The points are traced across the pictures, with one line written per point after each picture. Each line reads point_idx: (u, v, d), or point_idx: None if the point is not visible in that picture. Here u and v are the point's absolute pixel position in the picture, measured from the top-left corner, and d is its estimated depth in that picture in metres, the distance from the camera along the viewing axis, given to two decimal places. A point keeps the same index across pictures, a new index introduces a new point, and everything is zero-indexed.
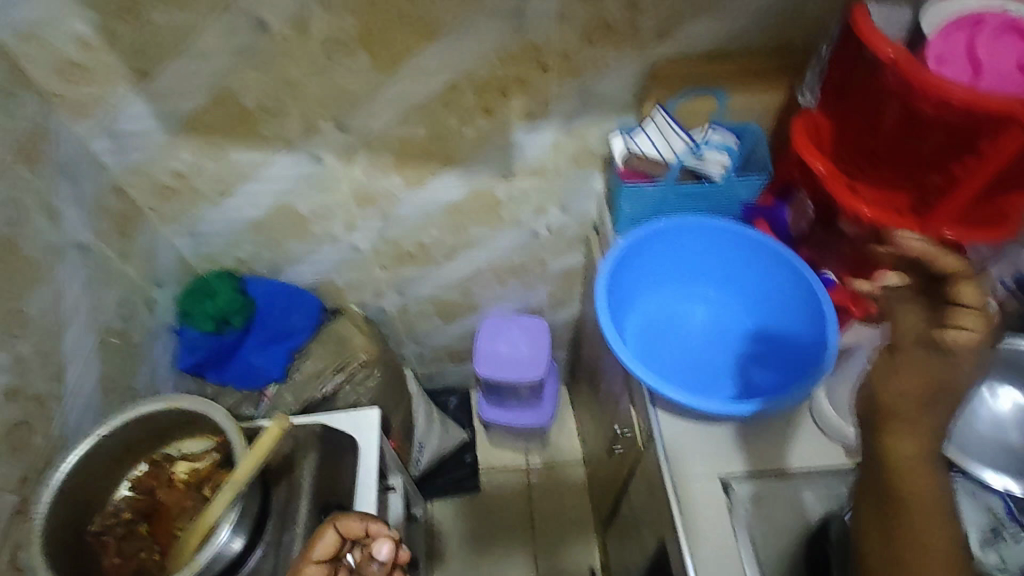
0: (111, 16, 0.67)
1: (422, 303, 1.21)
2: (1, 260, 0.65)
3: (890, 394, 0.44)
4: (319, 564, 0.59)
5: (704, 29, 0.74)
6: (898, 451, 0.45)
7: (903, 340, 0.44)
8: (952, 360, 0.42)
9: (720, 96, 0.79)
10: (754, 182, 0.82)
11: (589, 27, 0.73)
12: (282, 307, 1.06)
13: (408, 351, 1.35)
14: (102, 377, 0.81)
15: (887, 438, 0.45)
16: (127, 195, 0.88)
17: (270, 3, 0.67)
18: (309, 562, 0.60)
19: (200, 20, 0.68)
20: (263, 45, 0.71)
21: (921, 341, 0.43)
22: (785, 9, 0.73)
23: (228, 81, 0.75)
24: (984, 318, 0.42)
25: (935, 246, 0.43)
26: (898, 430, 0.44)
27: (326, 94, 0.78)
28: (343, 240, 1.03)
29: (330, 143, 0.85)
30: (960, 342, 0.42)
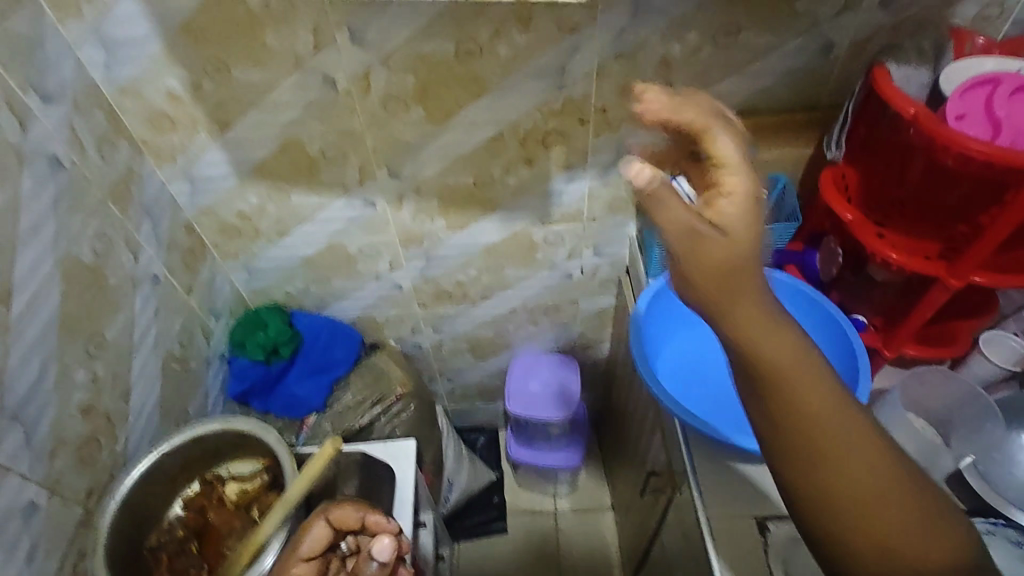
0: (201, 75, 0.75)
1: (457, 341, 1.25)
2: (88, 289, 0.72)
3: (710, 268, 0.40)
4: (308, 560, 0.64)
5: (733, 88, 0.80)
6: (803, 394, 0.45)
7: (676, 230, 0.39)
8: (696, 230, 0.39)
9: (750, 150, 0.82)
10: (783, 228, 0.85)
11: (626, 86, 0.79)
12: (326, 341, 1.11)
13: (441, 387, 1.39)
14: (162, 400, 0.86)
15: (740, 324, 0.43)
16: (195, 232, 0.96)
17: (339, 64, 0.75)
18: (298, 560, 0.64)
19: (277, 78, 0.76)
20: (331, 100, 0.79)
21: (689, 227, 0.39)
22: (811, 69, 0.78)
23: (296, 132, 0.83)
24: (737, 169, 0.41)
25: (679, 102, 0.43)
26: (783, 362, 0.44)
27: (382, 144, 0.85)
28: (386, 277, 1.08)
29: (381, 188, 0.91)
30: (723, 208, 0.40)
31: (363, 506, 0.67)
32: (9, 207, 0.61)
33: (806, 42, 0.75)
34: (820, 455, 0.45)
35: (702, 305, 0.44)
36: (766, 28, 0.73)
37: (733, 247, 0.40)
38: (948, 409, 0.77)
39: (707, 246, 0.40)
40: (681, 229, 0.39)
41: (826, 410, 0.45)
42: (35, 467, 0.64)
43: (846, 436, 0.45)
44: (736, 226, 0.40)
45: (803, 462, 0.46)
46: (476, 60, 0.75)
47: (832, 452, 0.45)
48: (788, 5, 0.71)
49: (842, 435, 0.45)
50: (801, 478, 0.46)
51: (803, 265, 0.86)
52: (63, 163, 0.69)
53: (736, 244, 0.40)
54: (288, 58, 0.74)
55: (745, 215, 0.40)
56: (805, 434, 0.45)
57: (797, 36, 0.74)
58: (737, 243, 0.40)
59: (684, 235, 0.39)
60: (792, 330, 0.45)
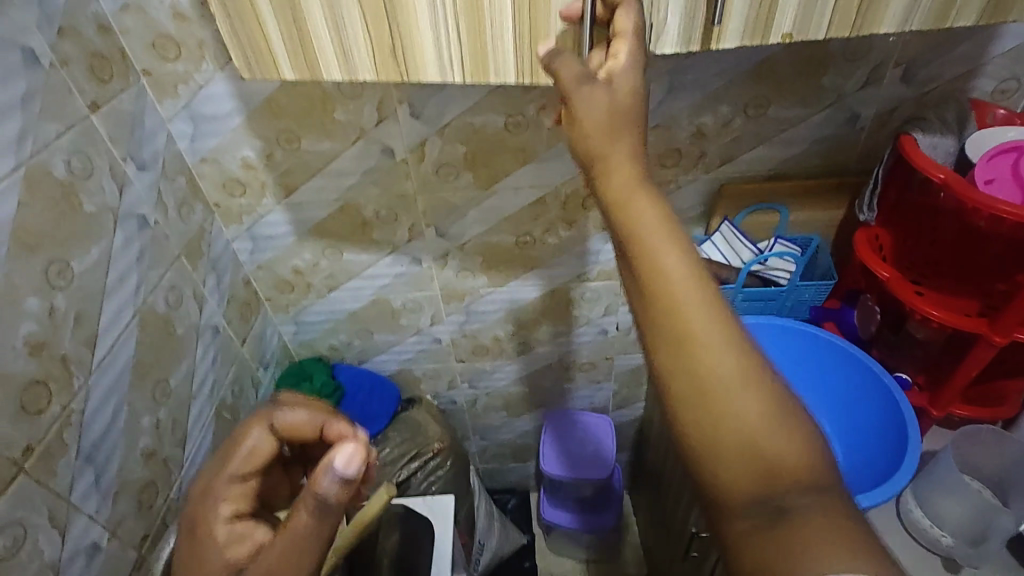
0: (274, 145, 0.83)
1: (491, 397, 1.26)
2: (160, 339, 0.77)
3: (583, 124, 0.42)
4: (247, 480, 0.57)
5: (764, 155, 0.84)
6: (655, 252, 0.40)
7: (570, 86, 0.43)
8: (587, 81, 0.43)
9: (783, 211, 0.87)
10: (821, 287, 0.86)
11: (662, 153, 0.84)
12: (366, 392, 1.14)
13: (473, 445, 1.39)
14: (213, 449, 0.89)
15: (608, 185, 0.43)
16: (253, 287, 1.01)
17: (399, 135, 0.82)
18: (231, 480, 0.57)
19: (342, 147, 0.83)
20: (388, 166, 0.86)
21: (581, 79, 0.43)
22: (839, 138, 0.83)
23: (354, 196, 0.89)
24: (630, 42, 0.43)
25: None
26: (649, 227, 0.41)
27: (432, 205, 0.91)
28: (427, 332, 1.12)
29: (429, 247, 0.97)
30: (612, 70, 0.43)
31: (321, 413, 0.61)
32: (103, 261, 0.67)
33: (832, 112, 0.80)
34: (686, 346, 0.38)
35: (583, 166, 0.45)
36: (794, 100, 0.79)
37: (621, 104, 0.43)
38: (1003, 471, 0.76)
39: (598, 102, 0.42)
40: (577, 75, 0.43)
41: (704, 296, 0.39)
42: (100, 508, 0.66)
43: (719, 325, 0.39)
44: (620, 82, 0.43)
45: (677, 358, 0.38)
46: (522, 131, 0.82)
47: (696, 335, 0.38)
48: (814, 80, 0.76)
49: (708, 320, 0.38)
50: (680, 412, 0.39)
51: (840, 322, 0.88)
52: (149, 222, 0.76)
53: (627, 98, 0.43)
54: (353, 129, 0.81)
55: (635, 87, 0.43)
56: (673, 313, 0.39)
57: (823, 107, 0.79)
58: (622, 97, 0.43)
59: (581, 79, 0.43)
60: (655, 191, 0.43)
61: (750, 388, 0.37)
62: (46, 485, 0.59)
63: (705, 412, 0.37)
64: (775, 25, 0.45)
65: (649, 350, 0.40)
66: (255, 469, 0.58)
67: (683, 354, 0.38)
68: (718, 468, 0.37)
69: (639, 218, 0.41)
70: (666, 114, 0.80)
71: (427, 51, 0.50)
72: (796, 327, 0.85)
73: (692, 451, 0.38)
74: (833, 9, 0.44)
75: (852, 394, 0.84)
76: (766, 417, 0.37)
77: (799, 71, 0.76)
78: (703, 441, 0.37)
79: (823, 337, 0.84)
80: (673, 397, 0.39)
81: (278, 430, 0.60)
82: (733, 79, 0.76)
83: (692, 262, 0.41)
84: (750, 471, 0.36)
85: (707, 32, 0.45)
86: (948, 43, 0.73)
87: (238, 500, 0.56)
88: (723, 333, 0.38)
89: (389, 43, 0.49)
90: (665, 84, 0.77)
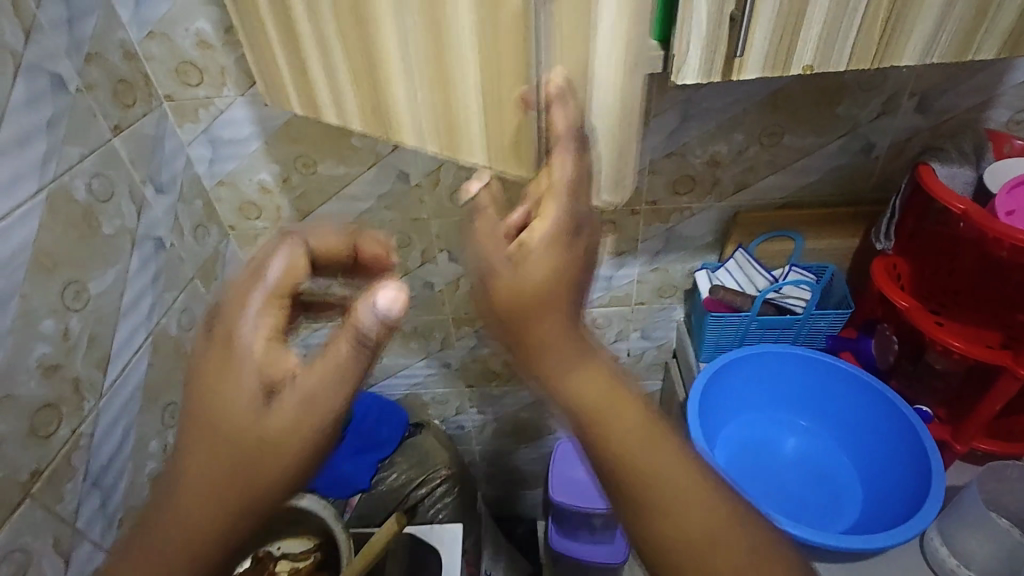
0: (290, 170, 0.84)
1: (500, 422, 1.25)
2: (170, 361, 0.77)
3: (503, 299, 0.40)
4: (280, 296, 0.45)
5: (778, 183, 0.84)
6: (607, 425, 0.41)
7: (488, 264, 0.40)
8: (493, 262, 0.40)
9: (798, 239, 0.86)
10: (838, 316, 0.85)
11: (676, 181, 0.84)
12: (375, 418, 1.13)
13: (480, 471, 1.37)
14: None
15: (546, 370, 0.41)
16: None
17: (414, 160, 0.83)
18: (259, 292, 0.44)
19: (357, 171, 0.84)
20: (402, 191, 0.86)
21: (497, 254, 0.40)
22: (853, 167, 0.83)
23: (368, 220, 0.90)
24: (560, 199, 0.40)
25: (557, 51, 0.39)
26: (595, 400, 0.41)
27: (445, 230, 0.91)
28: (437, 356, 1.11)
29: (440, 271, 0.97)
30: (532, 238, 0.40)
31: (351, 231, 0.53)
32: (118, 283, 0.67)
33: (847, 142, 0.80)
34: (662, 511, 0.41)
35: (505, 342, 0.42)
36: (809, 130, 0.79)
37: (551, 276, 0.40)
38: None
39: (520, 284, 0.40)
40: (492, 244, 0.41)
41: (665, 454, 0.41)
42: (104, 535, 0.65)
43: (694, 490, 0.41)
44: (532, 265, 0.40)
45: (656, 531, 0.41)
46: None
47: (673, 504, 0.40)
48: (829, 109, 0.77)
49: (670, 480, 0.41)
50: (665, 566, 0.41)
51: (859, 352, 0.87)
52: (164, 245, 0.76)
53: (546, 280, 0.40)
54: (369, 154, 0.82)
55: (553, 269, 0.40)
56: (640, 481, 0.41)
57: (837, 136, 0.79)
58: (538, 270, 0.40)
59: (494, 259, 0.40)
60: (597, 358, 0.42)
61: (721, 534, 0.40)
62: (52, 510, 0.58)
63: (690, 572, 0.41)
64: (796, 56, 0.45)
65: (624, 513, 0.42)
66: (290, 292, 0.46)
67: (661, 520, 0.41)
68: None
69: (607, 392, 0.42)
70: (680, 142, 0.80)
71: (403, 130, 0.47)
72: (814, 356, 0.85)
73: None
74: (854, 41, 0.44)
75: (869, 426, 0.83)
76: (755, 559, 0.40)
77: (813, 101, 0.76)
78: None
79: (839, 366, 0.84)
80: (651, 561, 0.42)
81: (315, 245, 0.50)
82: (748, 109, 0.77)
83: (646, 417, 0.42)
84: None
85: (728, 63, 0.45)
86: (963, 74, 0.73)
87: (275, 317, 0.45)
88: (698, 498, 0.41)
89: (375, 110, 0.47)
90: (679, 112, 0.77)
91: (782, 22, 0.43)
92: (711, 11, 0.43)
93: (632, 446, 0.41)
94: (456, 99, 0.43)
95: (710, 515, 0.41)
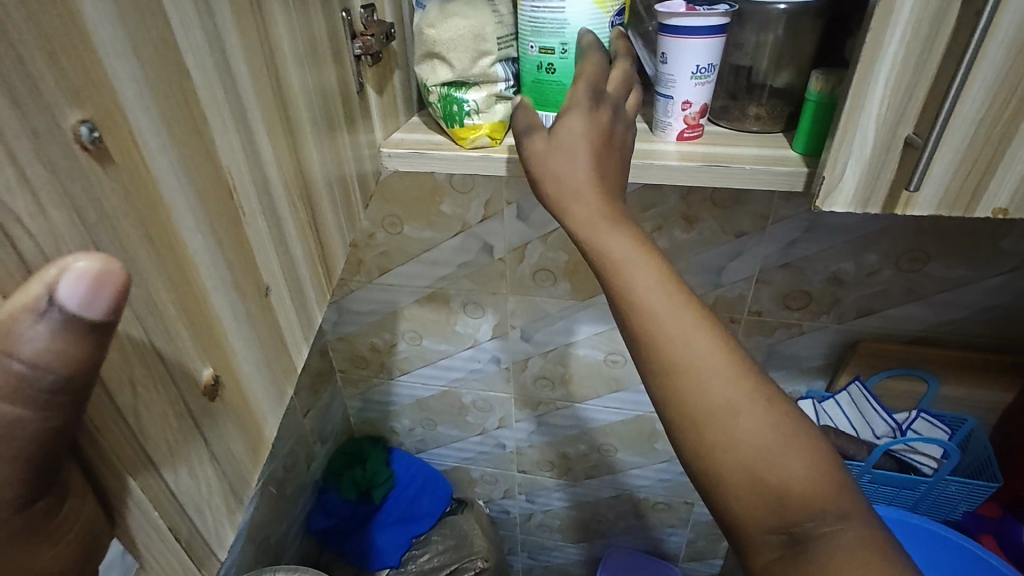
0: (377, 227, 0.80)
1: (549, 516, 1.14)
2: None
3: None
4: None
5: (916, 313, 0.71)
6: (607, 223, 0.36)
7: None
8: None
9: (932, 382, 0.73)
10: (980, 490, 0.68)
11: (787, 293, 0.73)
12: (417, 489, 1.08)
13: (518, 560, 1.27)
14: (251, 524, 0.84)
15: None
16: (328, 356, 0.98)
17: (502, 234, 0.78)
18: None
19: (441, 237, 0.80)
20: (484, 264, 0.81)
21: None
22: (1015, 311, 0.69)
23: (444, 286, 0.85)
24: None
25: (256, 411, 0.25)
26: (572, 176, 0.38)
27: (522, 307, 0.85)
28: (492, 435, 1.03)
29: (510, 348, 0.90)
30: None
31: None
32: None
33: (1010, 280, 0.66)
34: (645, 316, 0.33)
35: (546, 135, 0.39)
36: (960, 260, 0.66)
37: None
38: None
39: (534, 162, 0.39)
40: None
41: (691, 316, 0.33)
42: None
43: (672, 305, 0.34)
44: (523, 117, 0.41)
45: (633, 329, 0.34)
46: None
47: (657, 334, 0.33)
48: (991, 242, 0.64)
49: (687, 323, 0.33)
50: (686, 354, 0.32)
51: (1002, 538, 0.73)
52: None
53: (578, 141, 0.38)
54: (456, 222, 0.78)
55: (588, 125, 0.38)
56: (621, 280, 0.35)
57: (999, 273, 0.66)
58: None
59: None
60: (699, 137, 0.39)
61: (724, 366, 0.32)
62: None
63: (674, 399, 0.32)
64: (986, 197, 0.36)
65: (622, 290, 0.35)
66: None
67: (662, 375, 0.33)
68: (726, 499, 0.31)
69: (597, 216, 0.37)
70: (798, 255, 0.70)
71: (341, 251, 0.34)
72: (962, 541, 0.67)
73: (697, 419, 0.32)
74: None
75: None
76: (756, 426, 0.31)
77: (974, 228, 0.63)
78: (707, 470, 0.31)
79: (993, 562, 0.65)
80: (675, 430, 0.33)
81: None
82: (889, 229, 0.66)
83: (651, 254, 0.36)
84: (750, 418, 0.31)
85: (893, 193, 0.37)
86: None
87: None
88: (705, 330, 0.33)
89: (342, 179, 0.35)
90: (802, 223, 0.67)
91: (973, 155, 0.35)
92: (882, 131, 0.35)
93: (626, 281, 0.34)
94: (139, 171, 0.18)
95: (716, 357, 0.32)
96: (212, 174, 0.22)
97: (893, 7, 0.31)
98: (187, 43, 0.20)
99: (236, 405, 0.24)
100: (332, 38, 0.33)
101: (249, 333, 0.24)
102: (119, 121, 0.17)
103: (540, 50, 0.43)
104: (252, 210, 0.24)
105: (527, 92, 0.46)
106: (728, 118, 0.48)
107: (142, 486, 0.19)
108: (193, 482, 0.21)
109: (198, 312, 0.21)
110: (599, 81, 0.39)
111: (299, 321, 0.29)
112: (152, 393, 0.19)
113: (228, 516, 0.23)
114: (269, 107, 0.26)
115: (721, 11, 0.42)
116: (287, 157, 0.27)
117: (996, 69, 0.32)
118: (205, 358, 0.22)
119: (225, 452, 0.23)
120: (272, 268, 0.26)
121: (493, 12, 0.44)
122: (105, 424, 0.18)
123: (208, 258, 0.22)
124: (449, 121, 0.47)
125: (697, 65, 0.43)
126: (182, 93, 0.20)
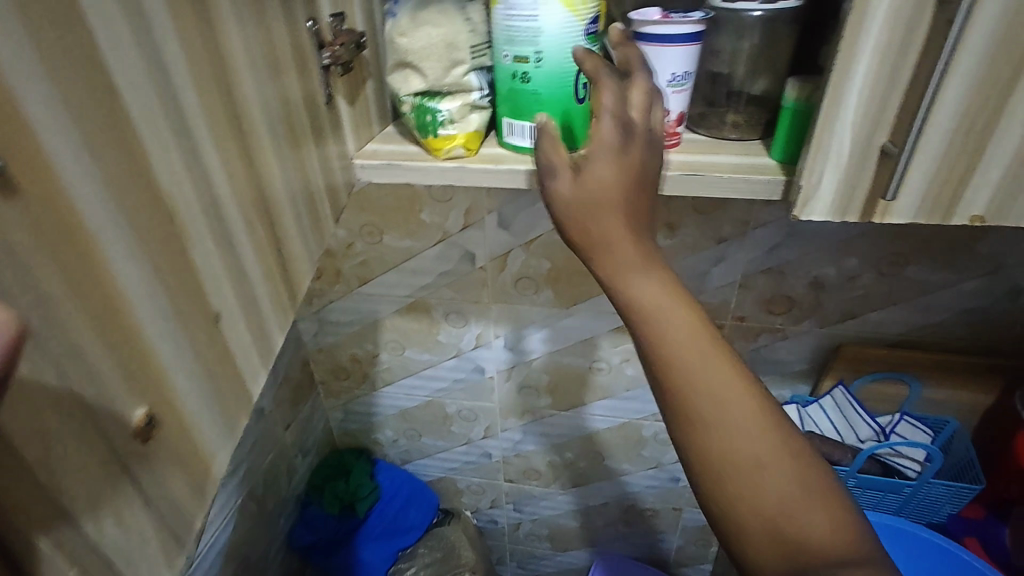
0: (355, 236, 0.79)
1: (537, 525, 1.13)
2: None
3: None
4: None
5: (898, 317, 0.72)
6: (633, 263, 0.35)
7: None
8: None
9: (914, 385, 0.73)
10: (963, 492, 0.69)
11: (769, 298, 0.73)
12: (403, 500, 1.06)
13: (508, 570, 1.25)
14: (230, 542, 0.82)
15: None
16: (309, 367, 0.96)
17: (483, 242, 0.77)
18: None
19: (421, 246, 0.78)
20: (465, 272, 0.80)
21: None
22: (994, 313, 0.69)
23: (425, 296, 0.84)
24: None
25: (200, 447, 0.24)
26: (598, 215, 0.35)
27: (504, 316, 0.84)
28: (477, 445, 1.02)
29: (494, 357, 0.89)
30: None
31: None
32: None
33: (988, 283, 0.67)
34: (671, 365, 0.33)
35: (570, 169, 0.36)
36: (940, 264, 0.67)
37: None
38: None
39: (561, 199, 0.36)
40: None
41: (719, 364, 0.33)
42: None
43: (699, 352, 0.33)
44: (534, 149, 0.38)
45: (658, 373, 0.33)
46: None
47: (684, 382, 0.32)
48: (969, 245, 0.64)
49: (715, 373, 0.32)
50: (713, 404, 0.32)
51: (987, 541, 0.73)
52: None
53: (608, 190, 0.35)
54: (436, 231, 0.77)
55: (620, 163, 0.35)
56: (648, 325, 0.34)
57: (978, 275, 0.66)
58: None
59: None
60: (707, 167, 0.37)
61: (751, 415, 0.32)
62: None
63: (697, 449, 0.32)
64: (963, 204, 0.36)
65: (650, 336, 0.33)
66: None
67: (687, 424, 0.32)
68: (744, 546, 0.31)
69: (623, 255, 0.35)
70: (779, 260, 0.69)
71: (307, 269, 0.33)
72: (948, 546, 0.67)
73: (723, 469, 0.31)
74: None
75: None
76: (780, 477, 0.31)
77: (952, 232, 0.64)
78: (727, 518, 0.31)
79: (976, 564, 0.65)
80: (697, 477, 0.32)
81: None
82: (868, 233, 0.66)
83: (678, 295, 0.35)
84: (774, 471, 0.31)
85: (868, 203, 0.37)
86: None
87: None
88: (733, 379, 0.32)
89: (308, 193, 0.34)
90: (783, 228, 0.67)
91: (948, 164, 0.34)
92: (856, 141, 0.35)
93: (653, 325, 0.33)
94: (54, 203, 0.17)
95: (743, 407, 0.32)
96: (150, 198, 0.21)
97: (862, 16, 0.31)
98: (117, 61, 0.19)
99: (177, 442, 0.23)
100: (295, 48, 0.32)
101: (194, 364, 0.23)
102: (30, 150, 0.16)
103: (514, 59, 0.42)
104: (198, 234, 0.23)
105: (503, 101, 0.45)
106: (706, 125, 0.47)
107: (55, 543, 0.18)
108: (121, 529, 0.20)
109: (128, 347, 0.20)
110: (624, 110, 0.36)
111: (256, 346, 0.27)
112: (68, 440, 0.18)
113: (166, 562, 0.22)
114: (220, 124, 0.25)
115: (695, 20, 0.41)
116: (242, 175, 0.26)
117: (969, 77, 0.31)
118: (138, 396, 0.21)
119: (160, 494, 0.22)
120: (222, 294, 0.25)
121: (466, 20, 0.44)
122: (11, 478, 0.17)
123: (143, 288, 0.21)
124: (423, 130, 0.46)
125: (672, 72, 0.42)
126: (110, 114, 0.19)
